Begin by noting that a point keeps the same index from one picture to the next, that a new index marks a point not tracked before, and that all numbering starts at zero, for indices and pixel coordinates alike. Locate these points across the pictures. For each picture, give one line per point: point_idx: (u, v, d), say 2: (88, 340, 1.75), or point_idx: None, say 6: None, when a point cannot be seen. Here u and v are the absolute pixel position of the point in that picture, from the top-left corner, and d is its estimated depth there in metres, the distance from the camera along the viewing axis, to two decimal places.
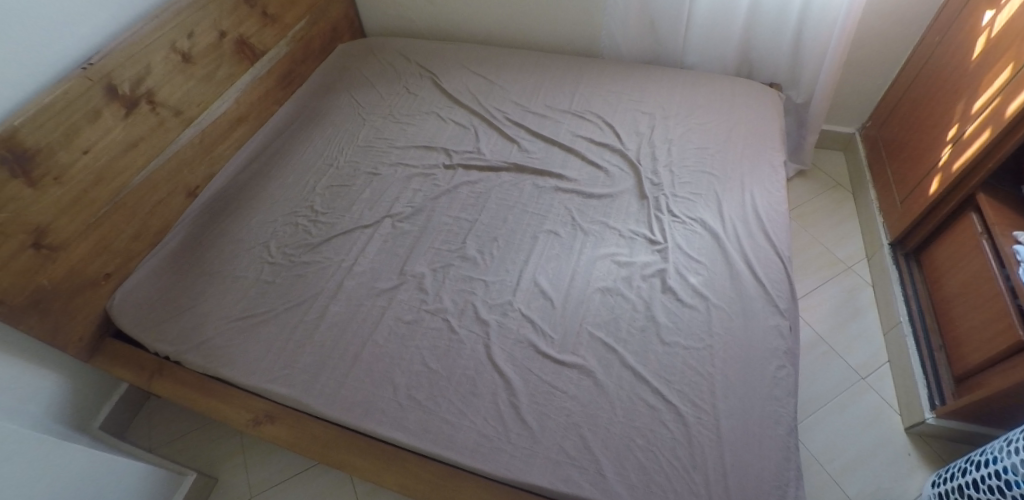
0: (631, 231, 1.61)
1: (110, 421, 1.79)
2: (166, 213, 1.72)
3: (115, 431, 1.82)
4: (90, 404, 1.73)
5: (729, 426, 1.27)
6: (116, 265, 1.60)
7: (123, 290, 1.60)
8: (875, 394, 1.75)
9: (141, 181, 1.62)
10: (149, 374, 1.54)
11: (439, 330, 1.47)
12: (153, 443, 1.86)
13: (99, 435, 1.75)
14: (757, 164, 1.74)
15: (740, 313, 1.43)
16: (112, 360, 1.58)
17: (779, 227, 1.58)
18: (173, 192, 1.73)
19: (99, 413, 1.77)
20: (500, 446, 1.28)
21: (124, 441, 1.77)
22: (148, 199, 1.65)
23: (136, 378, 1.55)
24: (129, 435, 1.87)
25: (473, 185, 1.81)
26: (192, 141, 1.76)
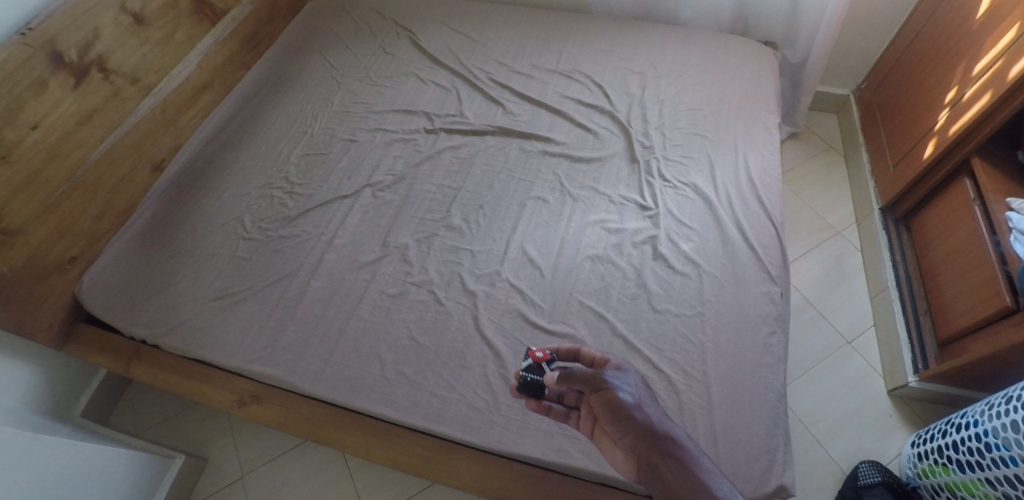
0: (623, 195, 1.57)
1: (92, 409, 1.77)
2: (130, 190, 1.64)
3: (98, 418, 1.79)
4: (69, 391, 1.70)
5: (719, 393, 1.27)
6: (81, 247, 1.53)
7: (93, 272, 1.55)
8: (860, 358, 1.76)
9: (100, 156, 1.53)
10: (126, 359, 1.50)
11: (426, 302, 1.43)
12: (138, 427, 1.83)
13: (81, 422, 1.72)
14: (750, 127, 1.69)
15: (731, 280, 1.41)
16: (86, 346, 1.53)
17: (772, 192, 1.56)
18: (137, 167, 1.65)
19: (79, 399, 1.74)
20: (491, 418, 1.27)
21: (105, 428, 1.74)
22: (110, 176, 1.57)
23: (114, 363, 1.50)
24: (113, 419, 1.84)
25: (456, 150, 1.74)
26: (154, 111, 1.66)
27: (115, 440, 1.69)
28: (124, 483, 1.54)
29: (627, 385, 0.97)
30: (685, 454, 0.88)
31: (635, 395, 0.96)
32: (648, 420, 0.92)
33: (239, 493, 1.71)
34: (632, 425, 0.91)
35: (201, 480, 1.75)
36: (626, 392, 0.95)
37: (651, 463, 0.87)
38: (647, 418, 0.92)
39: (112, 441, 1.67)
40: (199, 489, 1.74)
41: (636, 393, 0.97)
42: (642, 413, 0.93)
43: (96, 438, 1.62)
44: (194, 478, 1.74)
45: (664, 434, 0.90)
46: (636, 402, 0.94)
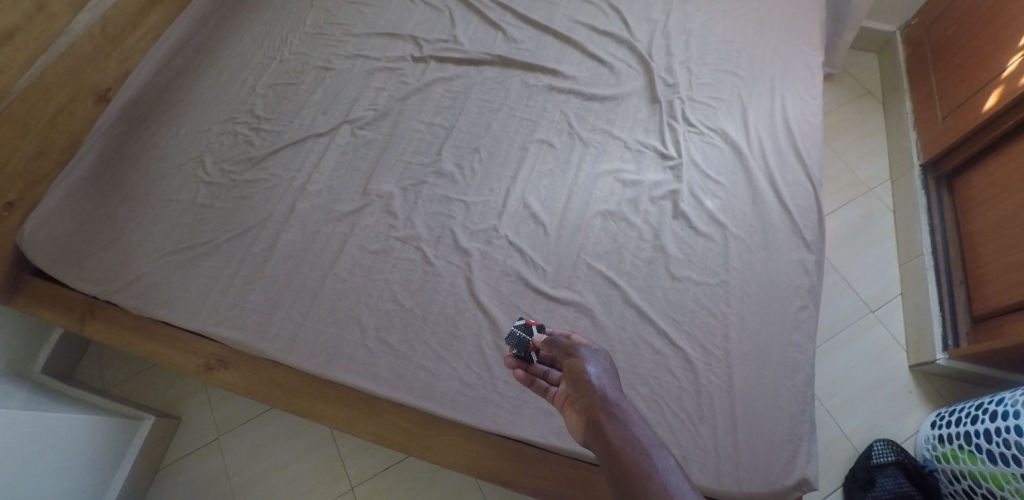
0: (641, 141, 1.37)
1: (53, 363, 1.62)
2: (73, 125, 1.38)
3: (60, 374, 1.65)
4: (24, 347, 1.54)
5: (742, 373, 1.12)
6: (18, 191, 1.30)
7: (36, 217, 1.34)
8: (883, 329, 1.63)
9: (28, 84, 1.25)
10: (79, 317, 1.33)
11: (412, 261, 1.26)
12: (105, 383, 1.70)
13: (43, 379, 1.57)
14: (787, 67, 1.48)
15: (761, 245, 1.25)
16: (33, 301, 1.34)
17: (811, 144, 1.37)
18: (79, 97, 1.38)
19: (39, 355, 1.58)
20: (485, 396, 1.12)
21: (70, 385, 1.61)
22: (47, 107, 1.30)
23: (66, 321, 1.34)
24: (79, 374, 1.71)
25: (449, 82, 1.51)
26: (92, 29, 1.37)
27: (79, 400, 1.55)
28: (89, 450, 1.42)
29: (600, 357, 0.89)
30: (635, 427, 0.78)
31: (603, 366, 0.88)
32: (606, 389, 0.83)
33: (215, 454, 1.61)
34: (586, 391, 0.83)
35: (175, 440, 1.64)
36: (594, 361, 0.87)
37: (596, 428, 0.79)
38: (606, 387, 0.84)
39: (74, 401, 1.53)
40: (173, 449, 1.63)
41: (606, 367, 0.88)
42: (602, 382, 0.84)
43: (58, 401, 1.48)
44: (166, 440, 1.63)
45: (619, 406, 0.81)
46: (602, 372, 0.86)
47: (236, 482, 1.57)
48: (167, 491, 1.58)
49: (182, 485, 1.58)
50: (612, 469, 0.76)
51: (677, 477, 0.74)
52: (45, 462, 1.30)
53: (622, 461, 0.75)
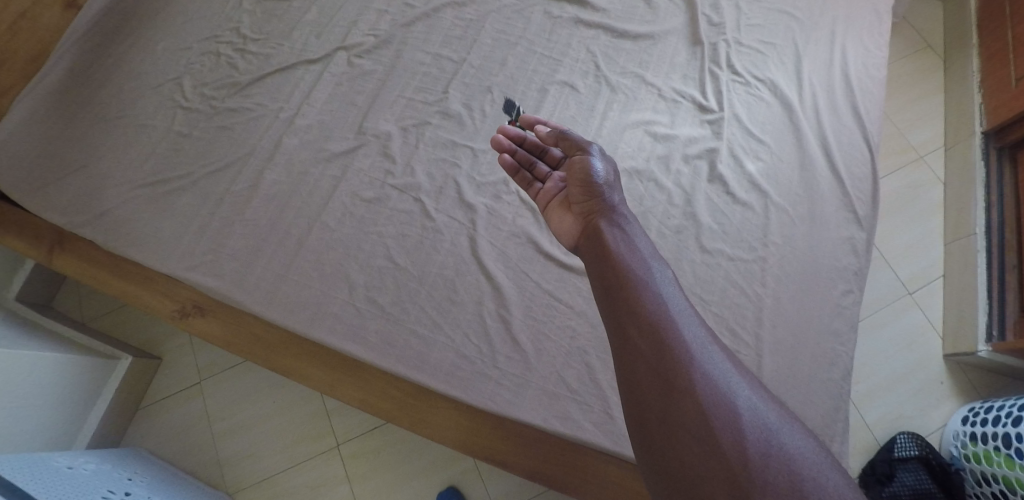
0: (678, 90, 1.20)
1: (31, 293, 1.46)
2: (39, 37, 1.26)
3: (37, 305, 1.47)
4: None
5: (772, 363, 1.01)
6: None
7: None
8: (919, 314, 1.49)
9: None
10: (47, 248, 1.18)
11: (410, 214, 1.12)
12: (84, 316, 1.52)
13: (17, 309, 1.41)
14: (852, 8, 1.26)
15: (806, 218, 1.10)
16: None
17: (873, 101, 1.18)
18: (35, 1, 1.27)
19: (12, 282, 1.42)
20: (484, 371, 1.00)
21: (46, 317, 1.43)
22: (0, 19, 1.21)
23: (30, 250, 1.18)
24: (56, 304, 1.52)
25: (461, 7, 1.31)
26: None
27: (53, 335, 1.38)
28: (57, 392, 1.25)
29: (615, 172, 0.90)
30: (637, 240, 0.81)
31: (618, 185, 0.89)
32: (615, 205, 0.86)
33: (196, 401, 1.45)
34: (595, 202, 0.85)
35: (155, 381, 1.47)
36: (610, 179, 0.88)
37: (595, 227, 0.84)
38: (616, 204, 0.86)
39: (47, 336, 1.36)
40: (151, 392, 1.46)
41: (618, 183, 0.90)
42: (614, 199, 0.86)
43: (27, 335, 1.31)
44: (146, 382, 1.46)
45: (624, 219, 0.84)
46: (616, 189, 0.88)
47: (217, 431, 1.42)
48: (144, 435, 1.42)
49: (160, 429, 1.43)
50: (602, 261, 0.80)
51: (671, 291, 0.77)
52: (11, 408, 1.15)
53: (621, 268, 0.78)
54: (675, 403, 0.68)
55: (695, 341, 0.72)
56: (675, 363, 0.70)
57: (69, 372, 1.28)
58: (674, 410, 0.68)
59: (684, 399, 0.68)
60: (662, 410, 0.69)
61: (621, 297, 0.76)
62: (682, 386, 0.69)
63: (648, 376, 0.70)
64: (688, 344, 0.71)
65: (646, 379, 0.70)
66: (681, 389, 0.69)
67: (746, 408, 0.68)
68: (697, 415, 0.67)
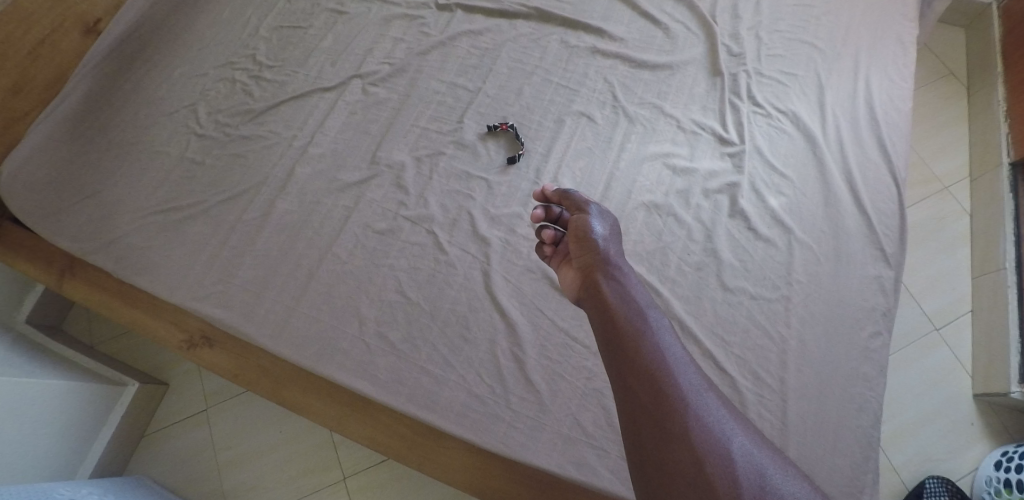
0: (697, 121, 1.17)
1: (41, 315, 1.35)
2: (58, 57, 1.21)
3: (48, 326, 1.38)
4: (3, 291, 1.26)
5: (798, 409, 0.96)
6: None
7: (15, 161, 1.14)
8: (947, 351, 1.41)
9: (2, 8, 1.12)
10: (58, 273, 1.14)
11: (422, 247, 1.10)
12: (93, 338, 1.42)
13: (27, 332, 1.30)
14: (875, 38, 1.23)
15: (831, 255, 1.06)
16: (11, 251, 1.15)
17: (899, 135, 1.14)
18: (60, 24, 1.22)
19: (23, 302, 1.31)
20: (497, 412, 0.97)
21: (54, 340, 1.33)
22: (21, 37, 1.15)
23: (40, 277, 1.14)
24: (65, 325, 1.42)
25: (477, 36, 1.30)
26: None
27: (59, 360, 1.28)
28: (61, 426, 1.16)
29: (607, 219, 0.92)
30: (636, 293, 0.81)
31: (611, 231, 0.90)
32: (608, 249, 0.86)
33: (202, 429, 1.36)
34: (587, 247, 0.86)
35: (163, 408, 1.38)
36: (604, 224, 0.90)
37: (592, 281, 0.84)
38: (610, 249, 0.87)
39: (56, 362, 1.26)
40: (158, 418, 1.37)
41: (611, 230, 0.91)
42: (607, 244, 0.87)
43: (32, 360, 1.22)
44: (152, 408, 1.37)
45: (616, 265, 0.85)
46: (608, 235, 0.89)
47: (222, 460, 1.33)
48: (147, 464, 1.33)
49: (163, 459, 1.33)
50: (599, 315, 0.80)
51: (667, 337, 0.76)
52: (13, 445, 1.07)
53: (615, 315, 0.78)
54: (670, 452, 0.66)
55: (691, 388, 0.71)
56: (671, 411, 0.68)
57: (73, 399, 1.19)
58: (671, 461, 0.66)
59: (681, 449, 0.66)
60: (658, 459, 0.67)
61: (617, 347, 0.75)
62: (678, 434, 0.67)
63: (644, 426, 0.69)
64: (682, 390, 0.70)
65: (639, 423, 0.69)
66: (675, 436, 0.67)
67: (739, 453, 0.67)
68: (695, 466, 0.65)
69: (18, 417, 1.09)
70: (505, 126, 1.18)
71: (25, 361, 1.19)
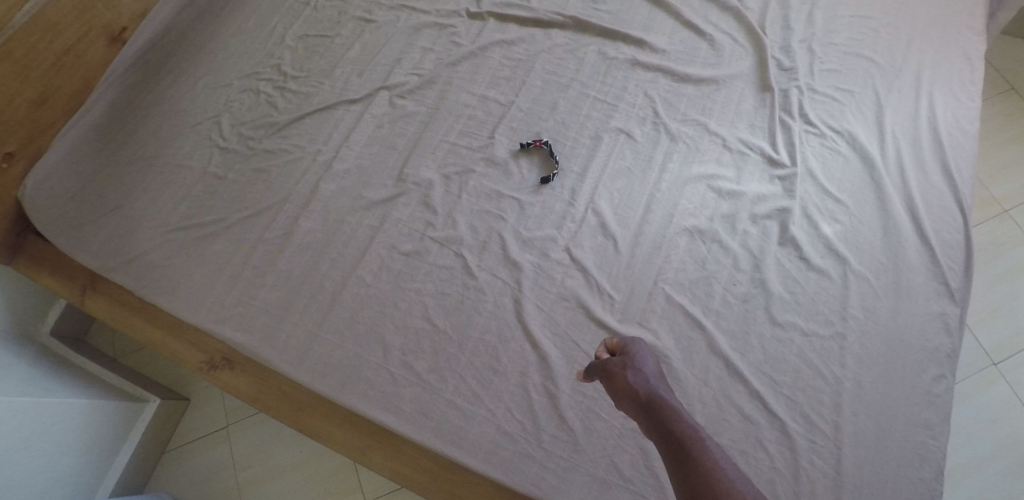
0: (744, 141, 1.10)
1: (66, 327, 1.33)
2: (84, 66, 1.16)
3: (71, 337, 1.35)
4: (28, 303, 1.23)
5: (854, 457, 0.89)
6: (18, 142, 1.08)
7: (37, 174, 1.11)
8: (1006, 387, 1.29)
9: (30, 17, 1.05)
10: (80, 289, 1.11)
11: (450, 270, 1.04)
12: (117, 351, 1.40)
13: (50, 344, 1.27)
14: (938, 52, 1.14)
15: (890, 288, 0.98)
16: (33, 264, 1.12)
17: (965, 158, 1.05)
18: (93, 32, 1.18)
19: (50, 312, 1.28)
20: (527, 451, 0.92)
21: (79, 352, 1.30)
22: (50, 47, 1.09)
23: (63, 291, 1.12)
24: (89, 337, 1.40)
25: (510, 47, 1.25)
26: None
27: (83, 373, 1.26)
28: (82, 447, 1.13)
29: (643, 350, 0.81)
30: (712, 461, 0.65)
31: (648, 359, 0.80)
32: (648, 382, 0.75)
33: (222, 446, 1.32)
34: (622, 389, 0.75)
35: (184, 423, 1.35)
36: (639, 356, 0.79)
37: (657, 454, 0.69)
38: (655, 385, 0.75)
39: (80, 375, 1.24)
40: (178, 433, 1.34)
41: (652, 375, 0.77)
42: (648, 378, 0.75)
43: (56, 374, 1.19)
44: (173, 424, 1.33)
45: (662, 399, 0.72)
46: (648, 367, 0.78)
47: (242, 480, 1.29)
48: (169, 480, 1.30)
49: (184, 476, 1.30)
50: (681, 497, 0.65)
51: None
52: (38, 469, 1.04)
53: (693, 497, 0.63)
54: None
55: None
56: None
57: (93, 419, 1.16)
58: None
59: None
60: None
61: None
62: None
63: None
64: None
65: None
66: None
67: None
68: None
69: (43, 439, 1.05)
70: (540, 143, 1.12)
71: (46, 376, 1.16)
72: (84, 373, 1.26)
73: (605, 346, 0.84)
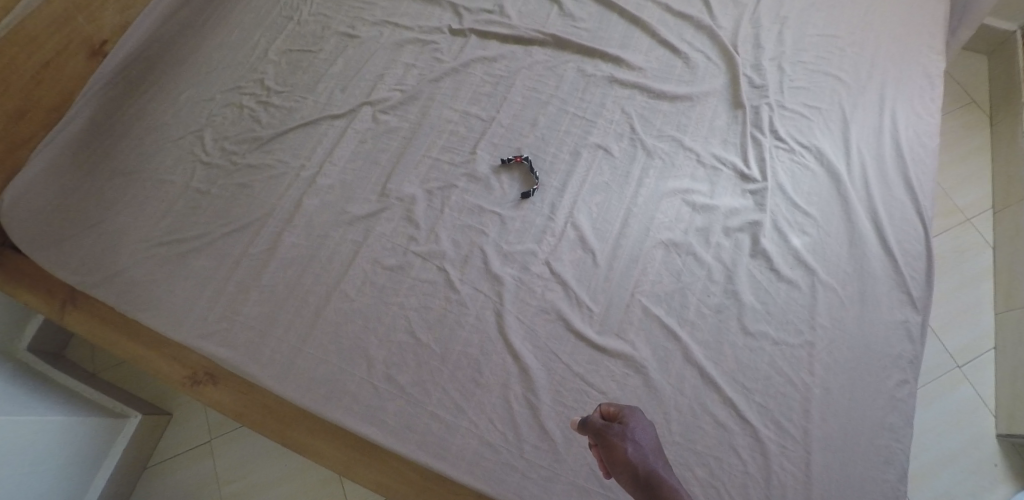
0: (717, 156, 1.14)
1: (44, 343, 1.32)
2: (64, 80, 1.17)
3: (49, 352, 1.34)
4: (3, 318, 1.23)
5: (823, 461, 0.93)
6: None
7: (16, 189, 1.11)
8: (970, 389, 1.34)
9: (10, 32, 1.05)
10: (60, 304, 1.11)
11: (433, 285, 1.07)
12: (96, 366, 1.39)
13: (27, 360, 1.26)
14: (900, 71, 1.20)
15: (856, 298, 1.03)
16: (11, 278, 1.12)
17: (926, 173, 1.10)
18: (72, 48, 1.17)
19: (27, 329, 1.28)
20: (509, 461, 0.94)
21: (58, 368, 1.30)
22: (29, 60, 1.09)
23: (42, 307, 1.11)
24: (68, 352, 1.40)
25: (491, 63, 1.27)
26: None
27: (62, 389, 1.25)
28: (63, 464, 1.13)
29: (640, 417, 0.77)
30: None
31: (646, 429, 0.76)
32: (647, 459, 0.72)
33: (205, 461, 1.32)
34: (620, 464, 0.71)
35: (166, 438, 1.35)
36: (636, 425, 0.76)
37: None
38: (653, 462, 0.71)
39: (60, 391, 1.24)
40: (160, 448, 1.34)
41: (652, 448, 0.74)
42: (645, 452, 0.72)
43: (35, 391, 1.18)
44: (155, 438, 1.33)
45: (661, 478, 0.69)
46: (645, 439, 0.74)
47: (225, 494, 1.29)
48: (151, 495, 1.30)
49: (166, 491, 1.30)
50: None
51: None
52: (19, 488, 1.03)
53: None
54: None
55: None
56: None
57: (74, 436, 1.16)
58: None
59: None
60: None
61: None
62: None
63: None
64: None
65: None
66: None
67: None
68: None
69: (22, 458, 1.05)
70: (520, 158, 1.15)
71: (24, 393, 1.15)
72: (64, 390, 1.25)
73: (601, 411, 0.80)
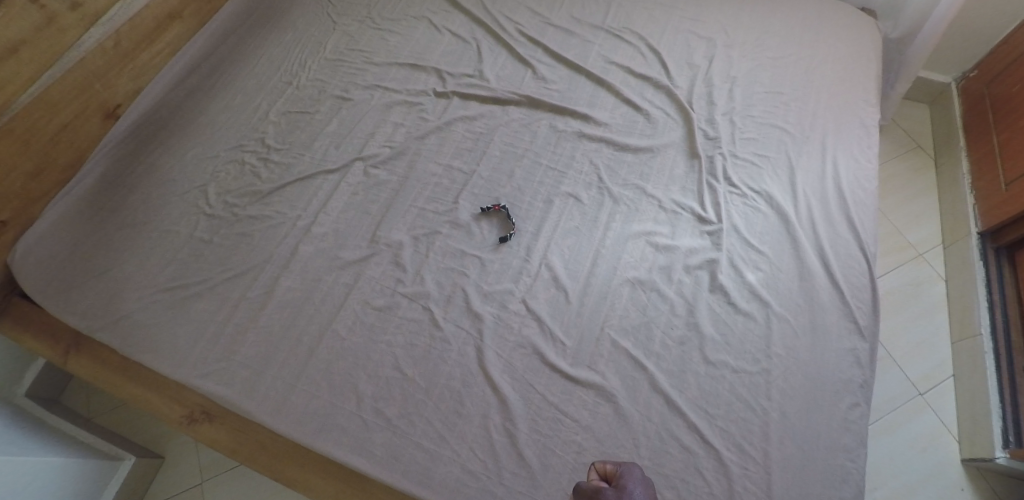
0: (677, 201, 1.25)
1: (42, 390, 1.38)
2: (78, 140, 1.27)
3: (47, 398, 1.40)
4: (7, 365, 1.30)
5: (783, 481, 0.99)
6: (12, 210, 1.18)
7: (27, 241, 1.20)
8: (932, 415, 1.41)
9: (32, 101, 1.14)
10: (64, 349, 1.18)
11: (418, 323, 1.15)
12: (91, 411, 1.45)
13: (26, 405, 1.32)
14: (839, 122, 1.33)
15: (807, 328, 1.12)
16: (18, 325, 1.20)
17: (866, 212, 1.22)
18: (88, 115, 1.27)
19: (27, 377, 1.34)
20: (489, 488, 1.00)
21: (54, 413, 1.35)
22: (49, 126, 1.19)
23: (48, 351, 1.18)
24: (64, 399, 1.45)
25: (471, 122, 1.41)
26: (130, 44, 1.33)
27: (58, 434, 1.30)
28: None
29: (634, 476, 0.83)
30: None
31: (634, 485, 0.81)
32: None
33: None
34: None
35: (156, 482, 1.39)
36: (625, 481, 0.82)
37: None
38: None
39: (58, 436, 1.29)
40: (151, 492, 1.38)
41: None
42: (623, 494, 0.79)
43: (35, 435, 1.24)
44: (146, 482, 1.37)
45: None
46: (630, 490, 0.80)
47: None
48: None
49: None
50: None
51: None
52: None
53: None
54: None
55: None
56: None
57: (71, 478, 1.21)
58: None
59: None
60: None
61: None
62: None
63: None
64: None
65: None
66: None
67: None
68: None
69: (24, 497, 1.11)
70: (498, 207, 1.26)
71: (26, 437, 1.21)
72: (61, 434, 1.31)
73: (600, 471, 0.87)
